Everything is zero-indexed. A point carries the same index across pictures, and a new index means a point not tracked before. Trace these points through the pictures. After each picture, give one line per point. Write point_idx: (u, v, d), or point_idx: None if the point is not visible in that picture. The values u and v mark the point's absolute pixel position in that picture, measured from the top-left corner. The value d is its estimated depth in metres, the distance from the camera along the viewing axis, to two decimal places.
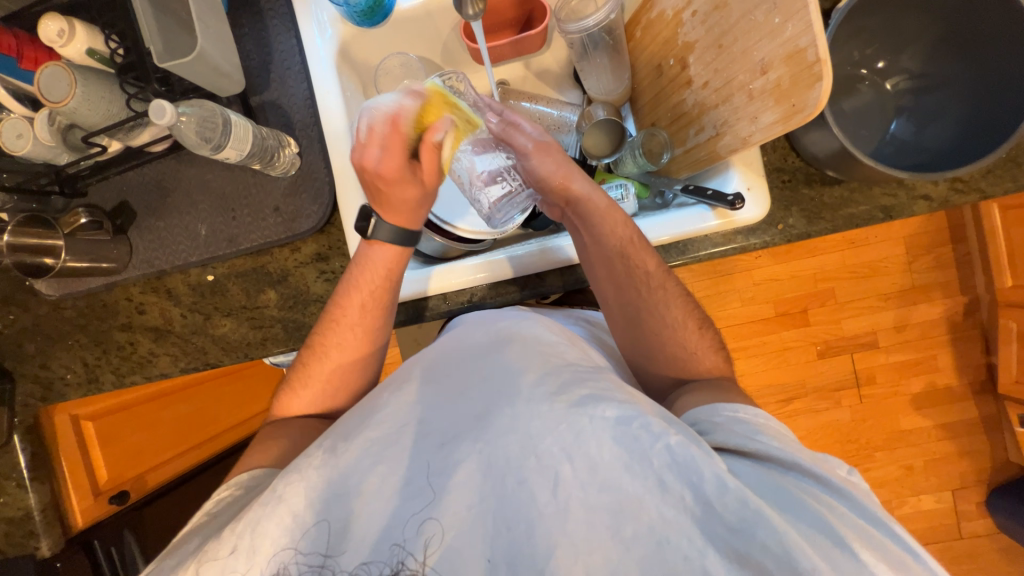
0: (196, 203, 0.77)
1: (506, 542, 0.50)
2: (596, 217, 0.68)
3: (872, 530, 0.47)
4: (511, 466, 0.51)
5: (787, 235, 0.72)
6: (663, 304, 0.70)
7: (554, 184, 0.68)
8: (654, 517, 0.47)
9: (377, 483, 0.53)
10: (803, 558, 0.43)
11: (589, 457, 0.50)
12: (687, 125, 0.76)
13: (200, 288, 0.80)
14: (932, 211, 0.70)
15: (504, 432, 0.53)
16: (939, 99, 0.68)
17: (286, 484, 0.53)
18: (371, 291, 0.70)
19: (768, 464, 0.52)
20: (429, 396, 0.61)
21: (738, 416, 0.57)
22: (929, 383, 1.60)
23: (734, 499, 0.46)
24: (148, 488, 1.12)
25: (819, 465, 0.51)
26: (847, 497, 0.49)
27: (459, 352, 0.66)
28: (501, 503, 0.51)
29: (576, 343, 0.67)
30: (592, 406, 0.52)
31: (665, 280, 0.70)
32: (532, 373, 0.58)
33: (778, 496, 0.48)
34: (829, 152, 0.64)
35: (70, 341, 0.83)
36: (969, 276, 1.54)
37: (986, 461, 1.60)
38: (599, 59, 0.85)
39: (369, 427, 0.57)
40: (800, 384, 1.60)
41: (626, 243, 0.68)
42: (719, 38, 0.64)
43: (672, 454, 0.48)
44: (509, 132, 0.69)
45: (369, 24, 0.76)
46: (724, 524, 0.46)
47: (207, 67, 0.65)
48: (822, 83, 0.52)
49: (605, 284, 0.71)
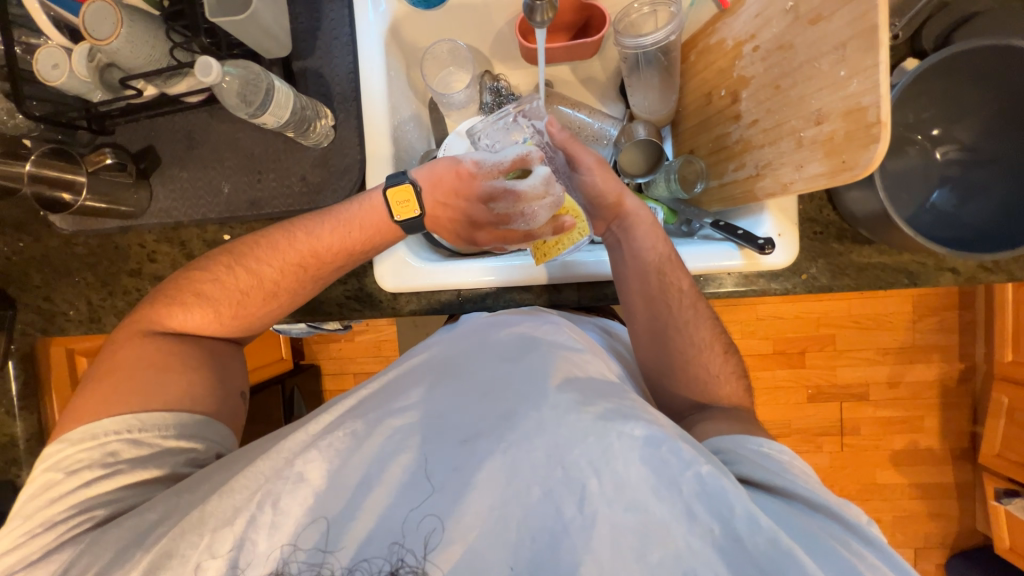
0: (223, 160, 0.77)
1: (531, 552, 0.49)
2: (640, 232, 0.70)
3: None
4: (537, 475, 0.51)
5: (808, 285, 0.72)
6: (693, 329, 0.69)
7: (609, 200, 0.72)
8: (682, 545, 0.47)
9: (400, 469, 0.53)
10: None
11: (617, 475, 0.49)
12: (726, 159, 0.76)
13: (214, 245, 0.79)
14: (957, 284, 0.69)
15: (531, 437, 0.53)
16: (987, 174, 0.66)
17: (307, 459, 0.54)
18: (337, 237, 0.69)
19: (795, 504, 0.52)
20: (450, 391, 0.60)
21: (765, 452, 0.58)
22: (913, 443, 1.61)
23: (766, 540, 0.45)
24: None
25: (848, 511, 0.51)
26: (879, 548, 0.49)
27: (485, 352, 0.65)
28: (524, 511, 0.50)
29: (598, 353, 0.66)
30: (621, 422, 0.51)
31: (695, 301, 0.70)
32: (555, 378, 0.58)
33: (814, 545, 0.48)
34: (868, 213, 0.63)
35: (76, 278, 0.82)
36: (970, 343, 1.56)
37: (953, 525, 1.63)
38: (649, 76, 0.82)
39: (392, 415, 0.57)
40: (787, 424, 1.61)
41: (664, 261, 0.69)
42: (777, 79, 0.63)
43: (702, 484, 0.48)
44: (572, 144, 0.73)
45: (425, 5, 0.74)
46: (752, 563, 0.45)
47: (257, 27, 0.63)
48: (878, 145, 0.52)
49: (637, 303, 0.71)
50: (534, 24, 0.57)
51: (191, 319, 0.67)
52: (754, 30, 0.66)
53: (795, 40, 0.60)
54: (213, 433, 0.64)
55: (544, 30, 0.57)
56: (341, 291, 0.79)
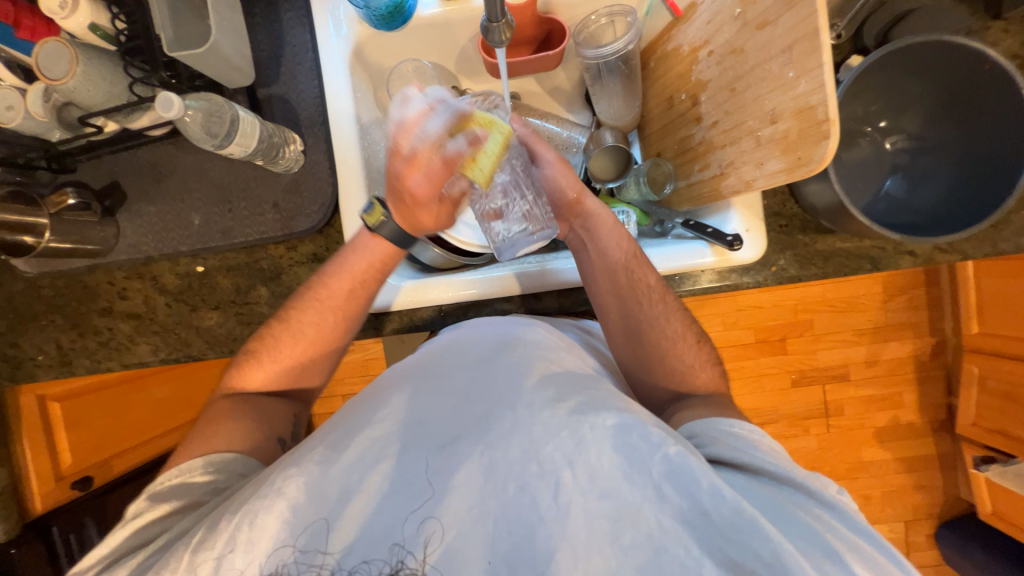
0: (191, 191, 0.76)
1: (509, 543, 0.50)
2: (602, 231, 0.72)
3: (866, 544, 0.49)
4: (513, 470, 0.52)
5: (779, 277, 0.74)
6: (664, 322, 0.71)
7: (569, 199, 0.73)
8: (653, 525, 0.48)
9: (378, 477, 0.53)
10: (794, 567, 0.44)
11: (590, 464, 0.50)
12: (692, 159, 0.78)
13: (188, 278, 0.78)
14: (915, 266, 0.73)
15: (506, 435, 0.54)
16: (933, 161, 0.70)
17: (286, 477, 0.52)
18: (349, 273, 0.70)
19: (762, 479, 0.54)
20: (430, 398, 0.60)
21: (744, 433, 0.59)
22: (894, 418, 1.67)
23: (730, 510, 0.47)
24: (113, 475, 1.08)
25: (814, 481, 0.53)
26: (839, 511, 0.51)
27: (460, 358, 0.65)
28: (501, 505, 0.51)
29: (573, 350, 0.68)
30: (594, 414, 0.52)
31: (664, 294, 0.71)
32: (532, 377, 0.59)
33: (778, 514, 0.49)
34: (826, 205, 0.66)
35: (44, 321, 0.79)
36: (938, 319, 1.62)
37: (939, 496, 1.68)
38: (612, 83, 0.85)
39: (370, 426, 0.57)
40: (774, 410, 1.65)
41: (629, 257, 0.71)
42: (732, 82, 0.66)
43: (670, 463, 0.49)
44: (535, 141, 0.73)
45: (388, 28, 0.74)
46: (721, 534, 0.47)
47: (218, 58, 0.62)
48: (829, 141, 0.54)
49: (609, 302, 0.72)
50: (495, 44, 0.57)
51: (256, 377, 0.70)
52: (707, 36, 0.69)
53: (745, 45, 0.62)
54: (242, 467, 0.61)
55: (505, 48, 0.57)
56: None
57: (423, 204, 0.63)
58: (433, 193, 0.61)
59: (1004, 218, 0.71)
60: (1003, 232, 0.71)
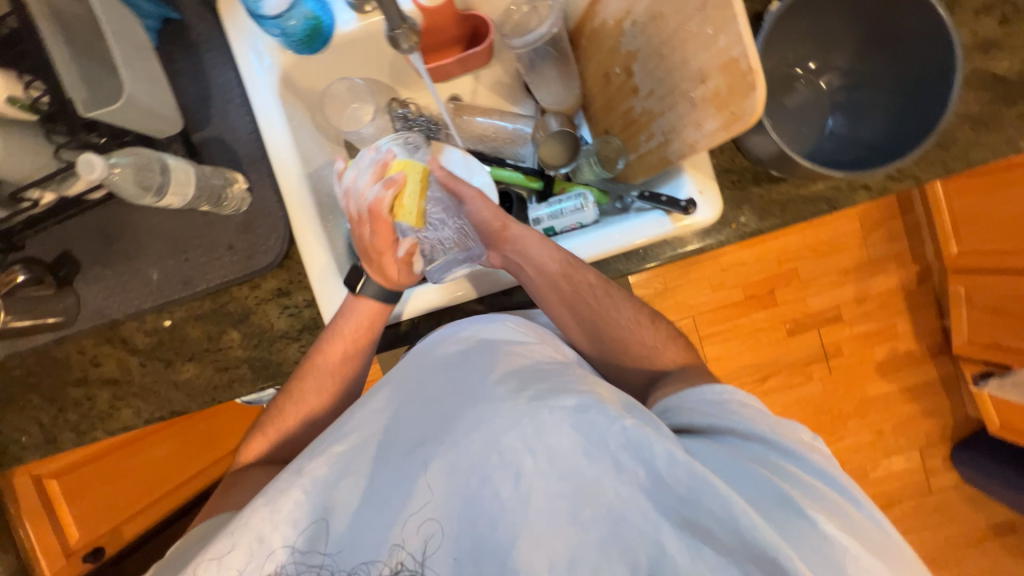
0: (145, 248, 0.75)
1: (472, 539, 0.50)
2: (533, 249, 0.71)
3: (818, 484, 0.52)
4: (473, 465, 0.51)
5: (741, 233, 0.74)
6: (616, 312, 0.73)
7: (495, 228, 0.72)
8: (612, 497, 0.48)
9: (345, 491, 0.54)
10: (745, 520, 0.45)
11: (549, 448, 0.50)
12: (638, 131, 0.78)
13: (157, 334, 0.77)
14: (873, 199, 0.73)
15: (467, 432, 0.53)
16: (870, 94, 0.71)
17: (253, 510, 0.53)
18: (341, 335, 0.70)
19: (729, 438, 0.56)
20: (397, 404, 0.61)
21: (705, 396, 0.61)
22: (892, 350, 1.68)
23: (685, 472, 0.47)
24: (127, 540, 1.06)
25: (777, 433, 0.57)
26: (798, 458, 0.54)
27: (426, 359, 0.65)
28: (463, 502, 0.51)
29: (546, 340, 0.69)
30: (552, 398, 0.53)
31: (608, 287, 0.73)
32: (496, 371, 0.60)
33: (736, 472, 0.52)
34: (771, 155, 0.65)
35: (21, 402, 0.78)
36: (919, 246, 1.63)
37: (948, 418, 1.70)
38: (547, 70, 0.84)
39: (337, 441, 0.57)
40: (774, 362, 1.66)
41: (565, 268, 0.71)
42: (659, 48, 0.66)
43: (628, 435, 0.50)
44: (454, 180, 0.72)
45: (310, 51, 0.73)
46: (676, 497, 0.47)
47: (139, 112, 0.61)
48: (756, 91, 0.54)
49: (561, 311, 0.73)
50: (404, 52, 0.57)
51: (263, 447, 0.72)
52: (627, 7, 0.69)
53: (664, 9, 0.63)
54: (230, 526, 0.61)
55: (415, 54, 0.57)
56: (296, 349, 0.76)
57: (383, 252, 0.67)
58: (390, 238, 0.66)
59: (950, 138, 0.71)
60: (951, 151, 0.71)
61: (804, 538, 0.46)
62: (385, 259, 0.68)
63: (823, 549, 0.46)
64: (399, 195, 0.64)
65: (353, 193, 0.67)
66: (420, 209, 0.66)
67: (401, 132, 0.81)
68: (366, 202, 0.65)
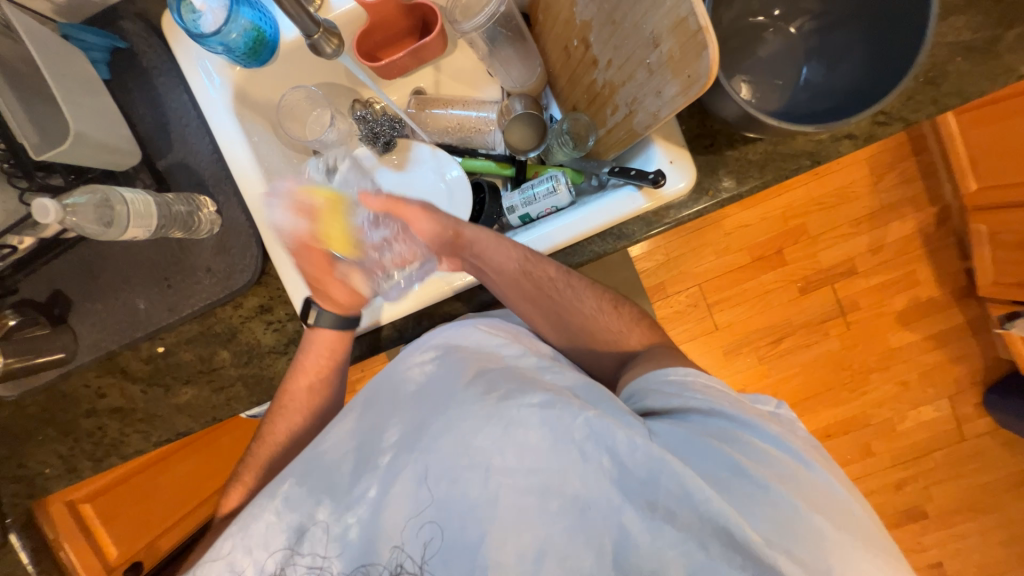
0: (130, 279, 0.76)
1: (455, 538, 0.54)
2: (490, 249, 0.70)
3: (775, 453, 0.55)
4: (449, 470, 0.56)
5: (719, 199, 0.70)
6: (580, 303, 0.73)
7: (449, 236, 0.70)
8: (578, 486, 0.53)
9: (325, 507, 0.59)
10: (698, 493, 0.49)
11: (518, 445, 0.55)
12: (603, 104, 0.74)
13: (153, 361, 0.79)
14: (859, 148, 0.68)
15: (440, 439, 0.58)
16: (846, 34, 0.66)
17: (255, 526, 0.59)
18: (304, 370, 0.74)
19: (692, 417, 0.58)
20: (370, 417, 0.65)
21: (667, 377, 0.62)
22: (912, 298, 1.61)
23: (642, 455, 0.52)
24: (162, 554, 1.15)
25: (737, 407, 0.58)
26: (756, 429, 0.57)
27: (395, 372, 0.67)
28: (439, 503, 0.56)
29: (519, 338, 0.70)
30: (519, 398, 0.57)
31: (568, 279, 0.73)
32: (464, 377, 0.63)
33: (695, 449, 0.54)
34: (737, 115, 0.60)
35: (40, 437, 0.82)
36: (935, 186, 1.54)
37: (977, 362, 1.63)
38: (505, 52, 0.81)
39: (326, 457, 0.62)
40: (787, 323, 1.61)
41: (524, 263, 0.69)
42: (611, 15, 0.62)
43: (591, 427, 0.54)
44: (395, 204, 0.70)
45: (258, 63, 0.73)
46: (637, 480, 0.52)
47: (89, 147, 0.61)
48: (709, 50, 0.51)
49: (526, 307, 0.73)
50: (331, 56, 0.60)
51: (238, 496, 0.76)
52: None
53: None
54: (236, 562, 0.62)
55: (340, 55, 0.60)
56: (286, 362, 0.78)
57: (324, 283, 0.71)
58: (325, 265, 0.70)
59: (939, 71, 0.66)
60: (942, 86, 0.66)
61: (757, 505, 0.50)
62: (330, 288, 0.71)
63: (774, 514, 0.50)
64: (323, 223, 0.68)
65: (277, 229, 0.69)
66: (346, 232, 0.69)
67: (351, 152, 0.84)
68: (286, 232, 0.69)
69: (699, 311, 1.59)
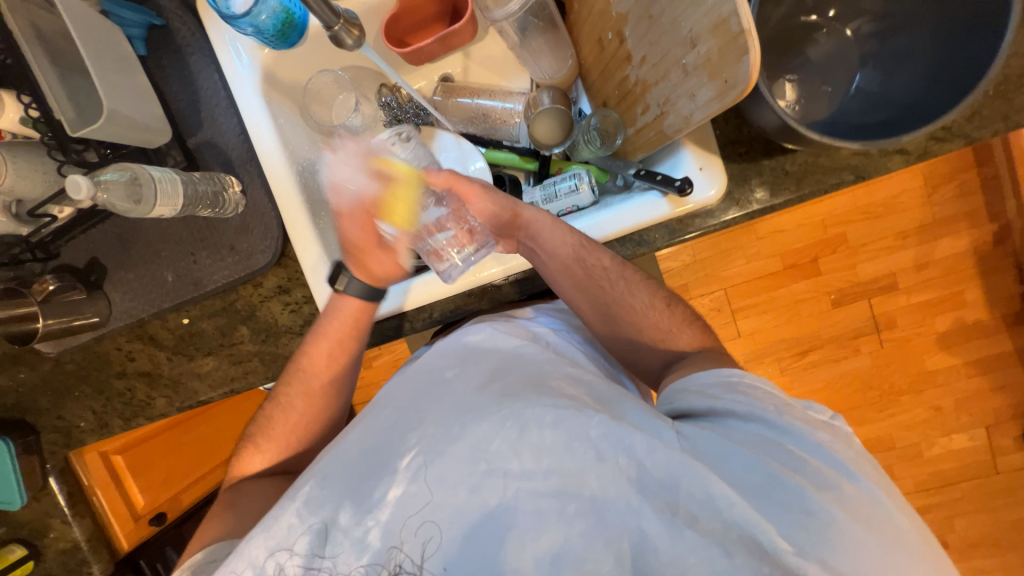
0: (159, 252, 0.79)
1: (471, 537, 0.53)
2: (546, 231, 0.68)
3: (811, 460, 0.52)
4: (467, 468, 0.55)
5: (749, 211, 0.67)
6: (631, 297, 0.69)
7: (507, 217, 0.67)
8: (596, 488, 0.52)
9: (345, 510, 0.57)
10: (721, 499, 0.48)
11: (533, 445, 0.54)
12: (633, 103, 0.71)
13: (178, 331, 0.83)
14: (910, 165, 0.63)
15: (457, 437, 0.56)
16: (908, 39, 0.60)
17: (262, 526, 0.58)
18: (332, 341, 0.73)
19: (728, 419, 0.55)
20: (388, 413, 0.64)
21: (708, 378, 0.59)
22: (957, 320, 1.50)
23: (662, 458, 0.51)
24: (183, 507, 1.25)
25: (782, 413, 0.55)
26: (795, 434, 0.53)
27: (414, 371, 0.68)
28: (457, 508, 0.54)
29: (534, 338, 0.69)
30: (530, 399, 0.57)
31: (623, 270, 0.69)
32: (483, 376, 0.62)
33: (727, 454, 0.52)
34: (774, 127, 0.57)
35: (76, 392, 0.88)
36: (997, 202, 1.42)
37: (1022, 393, 1.52)
38: (536, 42, 0.78)
39: (343, 450, 0.62)
40: (815, 336, 1.54)
41: (578, 249, 0.67)
42: (649, 8, 0.59)
43: (608, 427, 0.53)
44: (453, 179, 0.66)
45: (287, 46, 0.74)
46: (656, 481, 0.51)
47: (122, 125, 0.64)
48: (750, 55, 0.47)
49: (574, 295, 0.70)
50: (351, 46, 0.59)
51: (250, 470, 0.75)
52: None
53: None
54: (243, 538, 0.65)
55: (361, 47, 0.59)
56: (300, 343, 0.80)
57: (368, 249, 0.69)
58: (374, 232, 0.68)
59: (1013, 84, 0.59)
60: (1014, 100, 0.59)
61: (789, 513, 0.48)
62: (365, 254, 0.69)
63: (810, 524, 0.47)
64: (390, 195, 0.64)
65: (336, 186, 0.66)
66: (409, 212, 0.64)
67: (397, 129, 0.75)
68: (352, 189, 0.65)
69: (722, 316, 1.54)
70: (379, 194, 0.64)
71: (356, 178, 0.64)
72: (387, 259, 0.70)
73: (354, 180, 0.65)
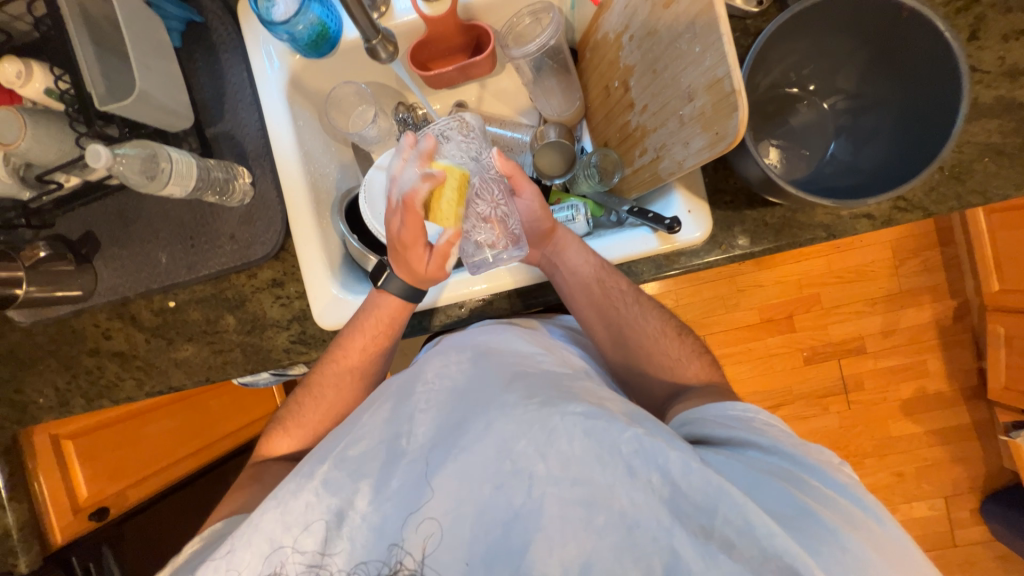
0: (157, 232, 0.80)
1: (484, 544, 0.53)
2: (572, 249, 0.73)
3: (840, 499, 0.51)
4: (488, 473, 0.55)
5: (730, 255, 0.71)
6: (644, 322, 0.74)
7: (544, 229, 0.73)
8: (625, 503, 0.50)
9: (363, 496, 0.57)
10: (760, 526, 0.46)
11: (561, 453, 0.53)
12: (632, 146, 0.76)
13: (163, 313, 0.82)
14: (876, 229, 0.69)
15: (480, 437, 0.57)
16: (875, 118, 0.68)
17: (264, 512, 0.57)
18: (359, 339, 0.73)
19: (749, 450, 0.56)
20: (405, 410, 0.64)
21: (725, 410, 0.61)
22: (918, 388, 1.57)
23: (699, 479, 0.48)
24: (128, 504, 1.13)
25: (803, 452, 0.56)
26: (820, 473, 0.54)
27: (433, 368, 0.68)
28: (477, 507, 0.54)
29: (553, 350, 0.72)
30: (565, 405, 0.56)
31: (638, 296, 0.74)
32: (507, 381, 0.63)
33: (754, 484, 0.52)
34: (757, 179, 0.63)
35: (41, 366, 0.85)
36: (958, 280, 1.53)
37: (979, 467, 1.57)
38: (548, 81, 0.85)
39: (354, 444, 0.61)
40: (788, 390, 1.58)
41: (597, 271, 0.72)
42: (653, 64, 0.66)
43: (640, 443, 0.51)
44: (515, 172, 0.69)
45: (317, 55, 0.77)
46: (691, 504, 0.48)
47: (149, 106, 0.67)
48: (738, 112, 0.53)
49: (589, 314, 0.74)
50: (384, 59, 0.65)
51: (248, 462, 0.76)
52: (626, 21, 0.69)
53: (658, 26, 0.63)
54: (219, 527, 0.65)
55: (393, 61, 0.66)
56: (286, 337, 0.80)
57: (411, 249, 0.65)
58: (415, 234, 0.64)
59: (967, 167, 0.67)
60: (967, 182, 0.66)
61: (828, 549, 0.46)
62: (408, 251, 0.66)
63: (847, 563, 0.46)
64: (437, 193, 0.61)
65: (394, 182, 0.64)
66: (456, 211, 0.62)
67: (457, 116, 0.74)
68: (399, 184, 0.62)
69: None
70: (427, 195, 0.61)
71: (412, 175, 0.62)
72: (432, 264, 0.67)
73: (410, 185, 0.61)
